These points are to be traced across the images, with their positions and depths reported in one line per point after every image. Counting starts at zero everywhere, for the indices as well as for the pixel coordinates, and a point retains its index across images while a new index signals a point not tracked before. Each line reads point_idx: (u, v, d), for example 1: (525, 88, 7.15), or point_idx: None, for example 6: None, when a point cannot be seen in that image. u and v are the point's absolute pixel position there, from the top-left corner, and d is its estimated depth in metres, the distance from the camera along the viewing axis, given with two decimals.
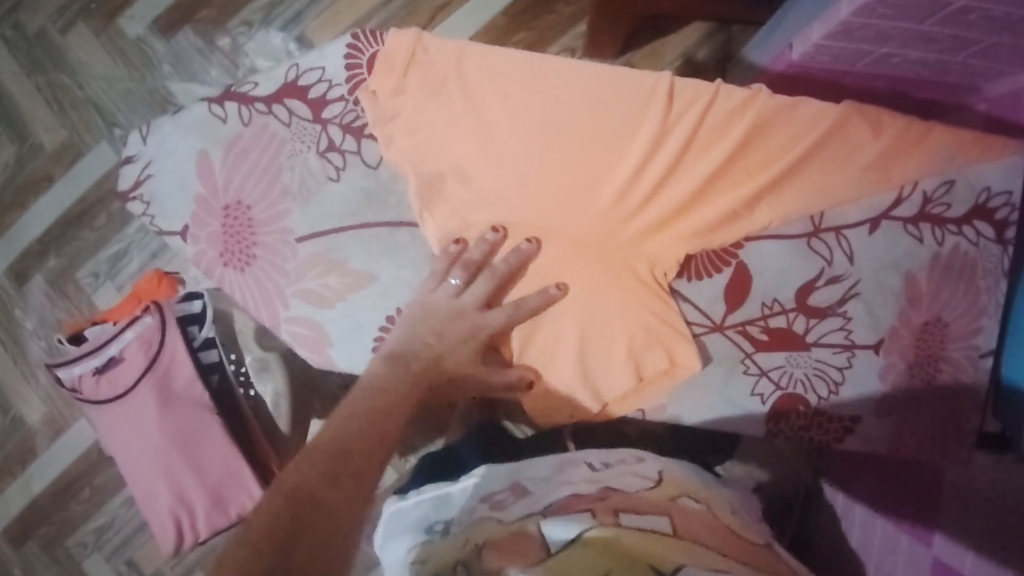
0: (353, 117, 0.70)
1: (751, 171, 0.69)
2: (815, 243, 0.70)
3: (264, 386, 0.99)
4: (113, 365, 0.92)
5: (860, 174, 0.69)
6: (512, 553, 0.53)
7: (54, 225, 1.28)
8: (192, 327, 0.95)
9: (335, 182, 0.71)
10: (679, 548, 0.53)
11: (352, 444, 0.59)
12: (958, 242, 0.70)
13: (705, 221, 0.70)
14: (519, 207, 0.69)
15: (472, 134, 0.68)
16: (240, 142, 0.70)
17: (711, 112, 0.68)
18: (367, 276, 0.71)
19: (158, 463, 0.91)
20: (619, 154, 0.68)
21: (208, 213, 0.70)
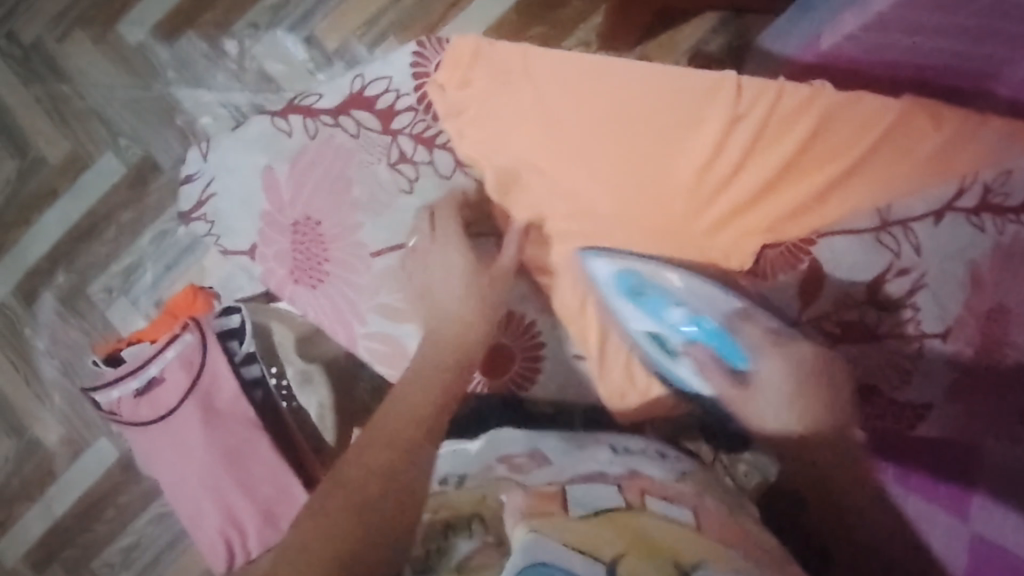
0: (422, 127, 0.82)
1: (820, 162, 0.70)
2: (883, 236, 0.72)
3: (308, 399, 0.95)
4: (153, 386, 0.90)
5: (925, 167, 0.69)
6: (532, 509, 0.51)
7: (62, 242, 1.24)
8: (232, 342, 0.94)
9: (406, 194, 0.80)
10: (707, 551, 0.47)
11: (392, 426, 0.59)
12: (1018, 231, 0.68)
13: (773, 213, 0.72)
14: (590, 194, 0.73)
15: (544, 131, 0.73)
16: (307, 155, 0.81)
17: (778, 104, 0.69)
18: None
19: (205, 482, 0.89)
20: (687, 149, 0.71)
21: (279, 231, 0.80)
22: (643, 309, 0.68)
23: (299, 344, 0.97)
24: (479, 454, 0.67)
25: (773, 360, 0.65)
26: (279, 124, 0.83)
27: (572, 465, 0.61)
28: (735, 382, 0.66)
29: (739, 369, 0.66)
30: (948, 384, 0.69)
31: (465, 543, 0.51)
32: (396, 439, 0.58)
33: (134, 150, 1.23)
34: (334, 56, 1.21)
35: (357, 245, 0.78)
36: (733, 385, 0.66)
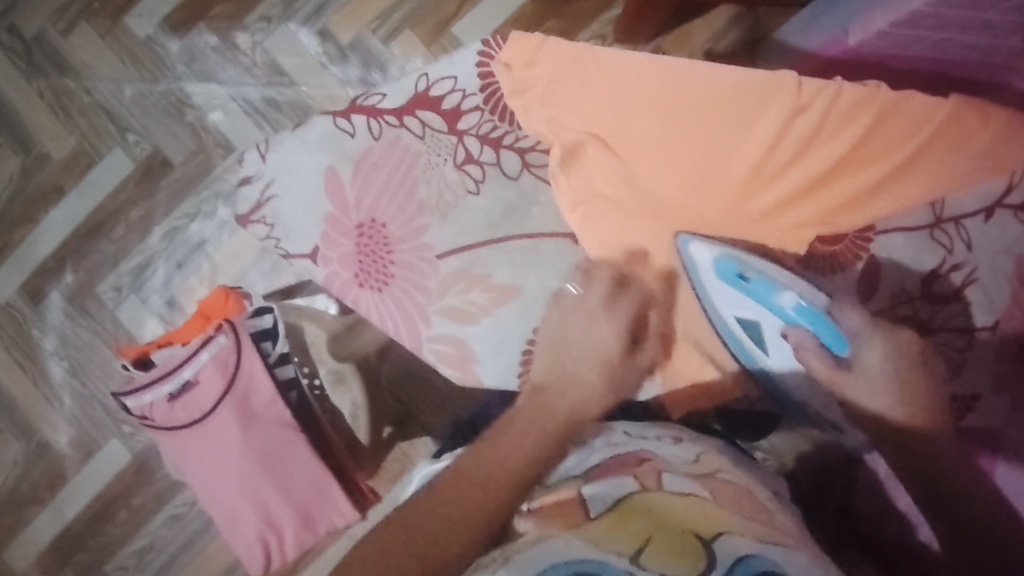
0: (490, 127, 0.75)
1: (873, 157, 0.69)
2: (937, 232, 0.70)
3: (341, 398, 0.97)
4: (187, 390, 0.88)
5: (987, 160, 0.69)
6: (551, 519, 0.50)
7: (68, 239, 1.21)
8: (266, 343, 0.91)
9: (474, 195, 0.74)
10: (720, 517, 0.49)
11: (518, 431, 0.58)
12: None
13: (830, 201, 0.71)
14: (651, 181, 0.70)
15: (600, 116, 0.70)
16: (372, 156, 0.74)
17: (839, 101, 0.67)
18: (513, 288, 0.71)
19: (243, 487, 0.88)
20: (748, 135, 0.68)
21: (342, 233, 0.72)
22: (748, 295, 0.63)
23: (330, 344, 0.97)
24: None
25: (877, 345, 0.60)
26: (341, 125, 0.74)
27: (590, 459, 0.57)
28: (838, 369, 0.60)
29: (841, 358, 0.60)
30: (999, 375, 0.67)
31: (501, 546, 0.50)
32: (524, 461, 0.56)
33: (143, 146, 1.20)
34: (349, 51, 1.18)
35: (422, 247, 0.72)
36: (833, 373, 0.60)
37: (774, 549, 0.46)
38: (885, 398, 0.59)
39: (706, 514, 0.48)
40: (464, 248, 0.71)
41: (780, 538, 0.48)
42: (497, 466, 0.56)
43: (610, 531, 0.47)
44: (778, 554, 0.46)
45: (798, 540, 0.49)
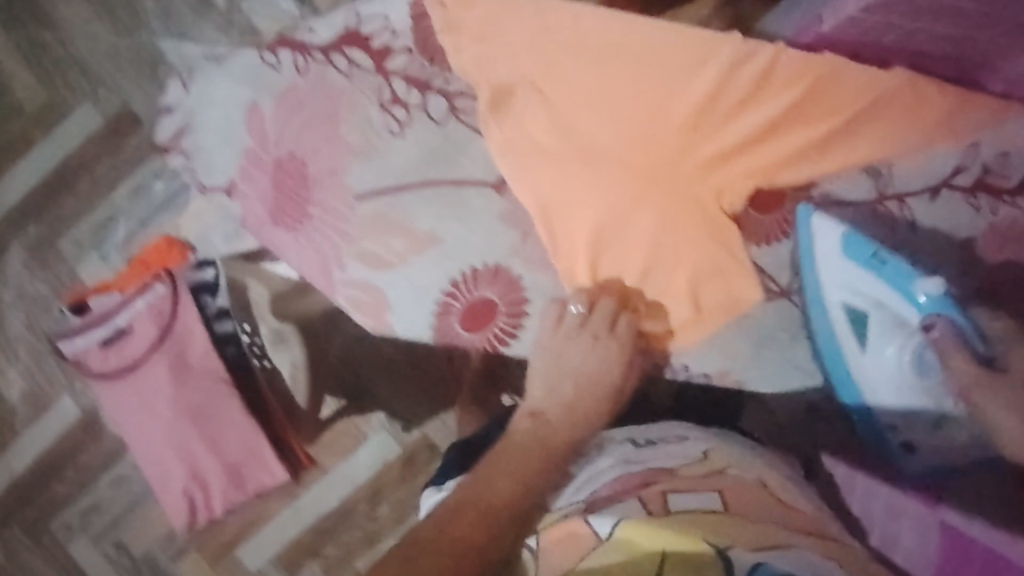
0: (418, 69, 0.70)
1: (821, 115, 0.65)
2: (879, 210, 0.69)
3: (281, 357, 0.96)
4: (120, 338, 0.86)
5: (924, 128, 0.67)
6: (564, 551, 0.50)
7: (33, 191, 1.20)
8: (206, 297, 0.88)
9: (398, 137, 0.69)
10: (737, 538, 0.47)
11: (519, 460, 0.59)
12: (1013, 215, 0.67)
13: (771, 161, 0.67)
14: (586, 129, 0.65)
15: (536, 56, 0.65)
16: (296, 93, 0.70)
17: (786, 55, 0.63)
18: (432, 238, 0.69)
19: (171, 440, 0.87)
20: (686, 88, 0.64)
21: (258, 167, 0.70)
22: (883, 280, 0.66)
23: (273, 304, 0.94)
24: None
25: (994, 361, 0.61)
26: (267, 59, 0.72)
27: (595, 474, 0.59)
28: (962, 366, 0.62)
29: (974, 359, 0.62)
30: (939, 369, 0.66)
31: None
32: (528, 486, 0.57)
33: (113, 101, 1.18)
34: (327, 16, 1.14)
35: (344, 189, 0.68)
36: (975, 373, 0.61)
37: (796, 561, 0.44)
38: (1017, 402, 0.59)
39: (719, 535, 0.47)
40: (381, 191, 0.68)
41: (801, 540, 0.49)
42: (506, 475, 0.57)
43: (624, 567, 0.45)
44: (801, 565, 0.44)
45: (819, 541, 0.50)
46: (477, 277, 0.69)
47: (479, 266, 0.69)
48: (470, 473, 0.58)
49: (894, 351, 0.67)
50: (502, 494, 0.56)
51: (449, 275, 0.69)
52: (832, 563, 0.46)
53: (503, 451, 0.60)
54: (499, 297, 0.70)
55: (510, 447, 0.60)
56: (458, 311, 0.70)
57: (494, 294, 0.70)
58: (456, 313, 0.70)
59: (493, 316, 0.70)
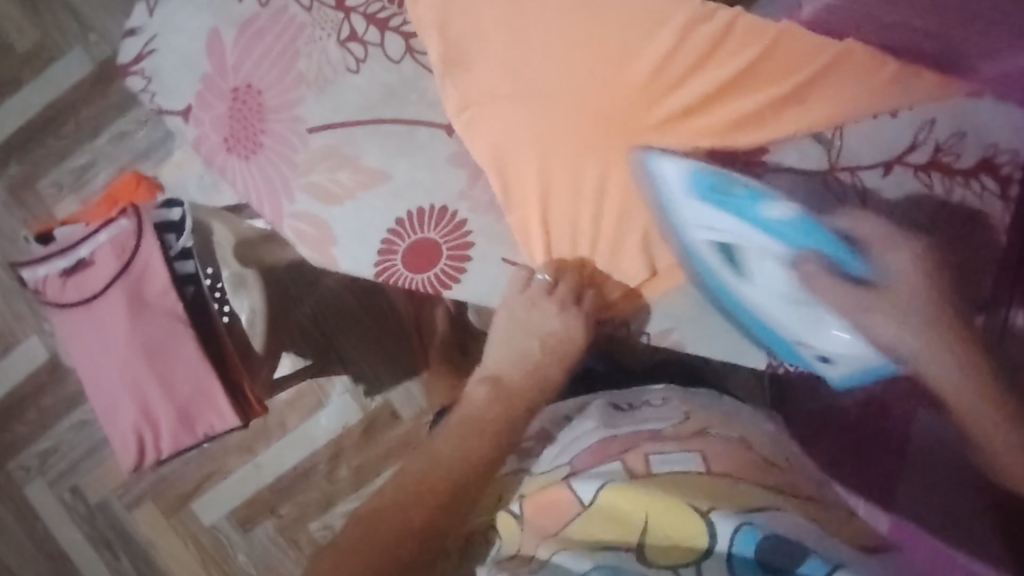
0: (378, 8, 0.70)
1: (774, 78, 0.66)
2: (830, 180, 0.66)
3: (240, 301, 0.96)
4: (82, 268, 0.88)
5: (876, 97, 0.68)
6: (552, 514, 0.59)
7: (18, 131, 1.21)
8: (169, 236, 0.89)
9: (353, 74, 0.69)
10: (717, 496, 0.54)
11: (467, 449, 0.66)
12: (965, 195, 0.67)
13: (727, 118, 0.67)
14: (542, 81, 0.66)
15: (498, 6, 0.66)
16: (257, 23, 0.69)
17: (740, 19, 0.65)
18: (381, 175, 0.69)
19: (124, 375, 0.87)
20: (646, 43, 0.65)
21: (216, 95, 0.69)
22: (727, 211, 0.61)
23: (237, 248, 0.96)
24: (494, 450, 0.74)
25: (898, 257, 0.59)
26: None
27: (581, 437, 0.68)
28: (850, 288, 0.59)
29: (856, 276, 0.59)
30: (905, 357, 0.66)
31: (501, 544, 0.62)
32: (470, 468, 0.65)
33: (103, 48, 1.19)
34: None
35: (296, 120, 0.69)
36: (856, 292, 0.59)
37: (774, 517, 0.51)
38: (910, 319, 0.59)
39: (699, 495, 0.54)
40: (333, 126, 0.68)
41: (781, 500, 0.55)
42: (455, 457, 0.65)
43: (613, 529, 0.53)
44: (780, 519, 0.51)
45: (794, 498, 0.56)
46: (423, 217, 0.70)
47: (425, 208, 0.70)
48: (435, 441, 0.68)
49: (771, 278, 0.62)
50: (456, 467, 0.64)
51: (396, 215, 0.70)
52: (811, 525, 0.52)
53: (453, 425, 0.69)
54: (442, 240, 0.70)
55: (459, 428, 0.68)
56: (402, 252, 0.70)
57: (438, 236, 0.70)
58: (399, 255, 0.70)
59: (437, 258, 0.71)
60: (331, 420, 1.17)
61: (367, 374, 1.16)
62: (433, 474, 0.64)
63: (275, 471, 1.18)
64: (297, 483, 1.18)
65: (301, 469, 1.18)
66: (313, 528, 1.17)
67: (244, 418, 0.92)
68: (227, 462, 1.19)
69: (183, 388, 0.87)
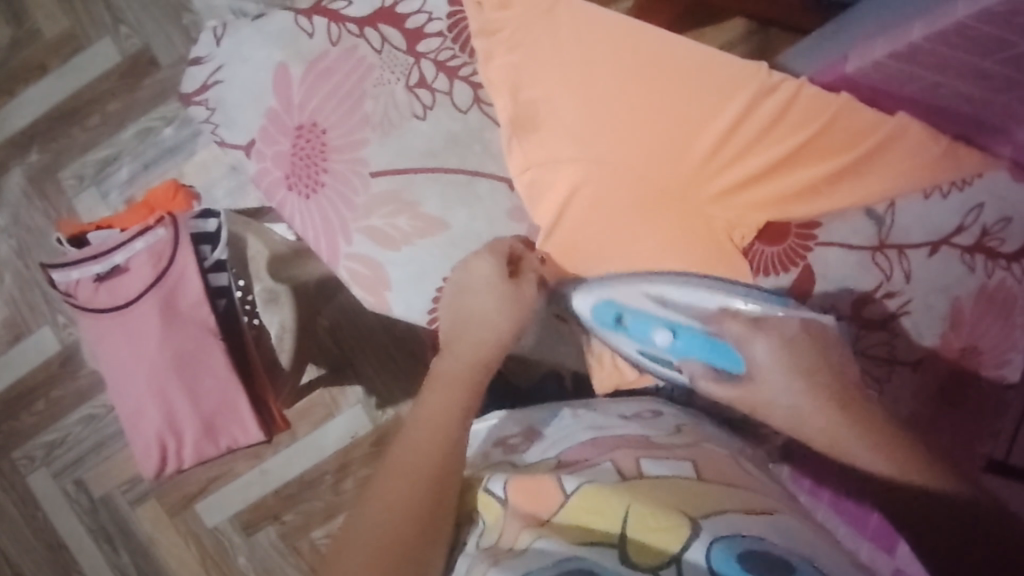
0: (448, 55, 0.74)
1: (833, 149, 0.68)
2: (878, 256, 0.71)
3: (270, 317, 1.02)
4: (117, 275, 0.86)
5: (929, 172, 0.69)
6: (533, 505, 0.54)
7: (42, 119, 1.19)
8: (205, 247, 0.89)
9: (420, 120, 0.73)
10: (706, 500, 0.51)
11: (418, 462, 0.57)
12: (1004, 277, 0.69)
13: (784, 189, 0.69)
14: (606, 147, 0.67)
15: (569, 73, 0.67)
16: (325, 61, 0.74)
17: (805, 89, 0.65)
18: (439, 223, 0.72)
19: (151, 381, 0.87)
20: (711, 116, 0.66)
21: (281, 131, 0.73)
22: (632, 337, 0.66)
23: (271, 263, 0.96)
24: (475, 447, 0.71)
25: (757, 346, 0.59)
26: (301, 24, 0.74)
27: (570, 437, 0.65)
28: (730, 384, 0.63)
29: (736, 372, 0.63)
30: (918, 408, 0.70)
31: (476, 539, 0.56)
32: (427, 475, 0.56)
33: (134, 40, 1.16)
34: None
35: (358, 161, 0.72)
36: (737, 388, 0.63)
37: (766, 524, 0.49)
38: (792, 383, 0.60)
39: (694, 500, 0.51)
40: (397, 171, 0.71)
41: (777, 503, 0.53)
42: (395, 508, 0.55)
43: (596, 522, 0.50)
44: (769, 527, 0.49)
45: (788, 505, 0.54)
46: None
47: None
48: (385, 471, 0.59)
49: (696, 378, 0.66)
50: (404, 517, 0.54)
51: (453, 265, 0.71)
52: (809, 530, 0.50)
53: (393, 462, 0.59)
54: None
55: (397, 467, 0.58)
56: None
57: None
58: None
59: None
60: (340, 430, 1.13)
61: (380, 391, 1.12)
62: (395, 498, 0.55)
63: (282, 478, 1.16)
64: (302, 491, 1.15)
65: (307, 478, 1.15)
66: (315, 536, 1.14)
67: (266, 432, 0.93)
68: (234, 465, 1.17)
69: (210, 399, 0.88)
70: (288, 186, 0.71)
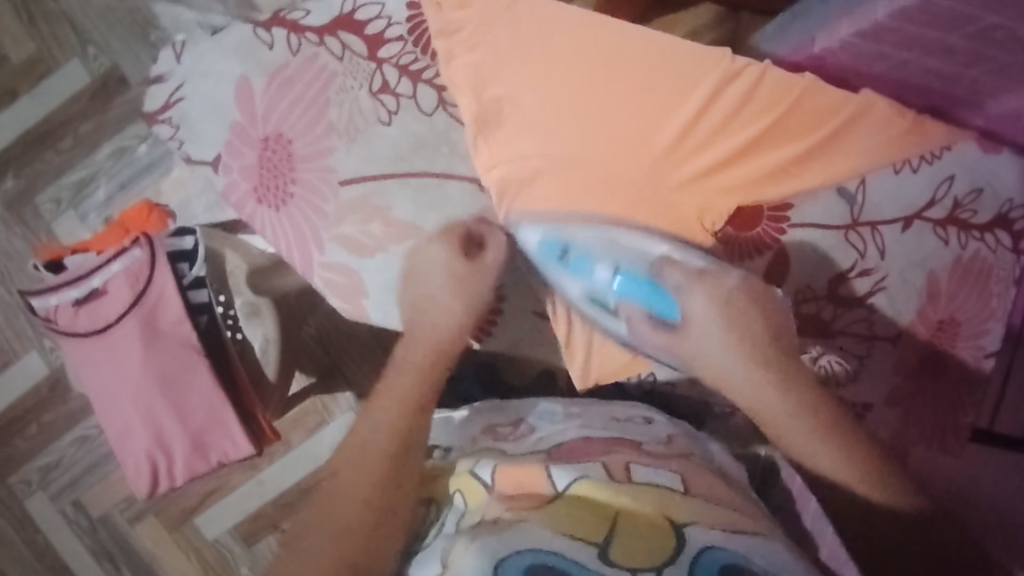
0: (409, 59, 0.74)
1: (798, 131, 0.68)
2: (851, 235, 0.71)
3: (253, 331, 0.95)
4: (94, 299, 0.87)
5: (895, 146, 0.70)
6: (521, 495, 0.52)
7: (15, 144, 1.18)
8: (182, 264, 0.89)
9: (385, 125, 0.73)
10: (697, 513, 0.50)
11: (379, 452, 0.58)
12: (978, 248, 0.71)
13: (754, 172, 0.69)
14: (573, 142, 0.67)
15: (530, 71, 0.67)
16: (286, 71, 0.74)
17: (769, 74, 0.66)
18: (412, 226, 0.72)
19: (137, 401, 0.87)
20: (677, 101, 0.67)
21: (246, 142, 0.73)
22: (571, 272, 0.69)
23: (250, 276, 0.96)
24: (458, 432, 0.70)
25: (696, 295, 0.61)
26: (261, 35, 0.75)
27: (554, 432, 0.64)
28: (662, 331, 0.64)
29: (671, 321, 0.63)
30: (898, 380, 0.71)
31: (458, 519, 0.55)
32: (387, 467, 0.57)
33: (103, 61, 1.16)
34: None
35: (328, 170, 0.72)
36: (663, 336, 0.63)
37: (745, 541, 0.48)
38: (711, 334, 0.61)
39: (686, 510, 0.50)
40: (368, 177, 0.72)
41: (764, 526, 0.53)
42: (352, 511, 0.55)
43: (582, 523, 0.47)
44: (752, 547, 0.47)
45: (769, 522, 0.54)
46: None
47: None
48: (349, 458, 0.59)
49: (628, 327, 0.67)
50: (359, 520, 0.55)
51: None
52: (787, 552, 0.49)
53: (359, 447, 0.59)
54: None
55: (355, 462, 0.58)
56: None
57: None
58: None
59: None
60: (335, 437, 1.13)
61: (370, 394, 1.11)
62: (358, 487, 0.56)
63: (279, 486, 1.16)
64: (299, 498, 1.15)
65: (304, 486, 1.15)
66: None
67: (256, 446, 0.92)
68: (230, 477, 1.17)
69: (198, 415, 0.88)
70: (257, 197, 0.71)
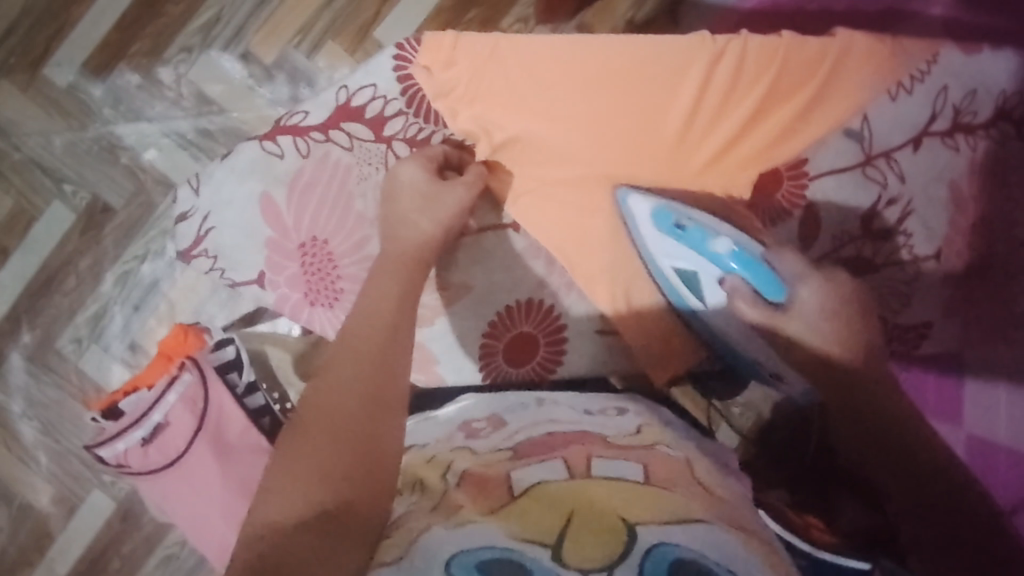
0: (415, 130, 0.81)
1: (794, 88, 0.71)
2: (869, 169, 0.73)
3: None
4: (159, 433, 0.87)
5: (884, 74, 0.72)
6: (478, 493, 0.49)
7: None
8: (232, 374, 0.91)
9: None
10: (653, 505, 0.47)
11: (327, 441, 0.54)
12: (987, 146, 0.73)
13: (769, 137, 0.71)
14: (590, 157, 0.70)
15: (528, 100, 0.71)
16: (304, 175, 0.80)
17: (750, 43, 0.70)
18: (463, 287, 0.79)
19: (229, 515, 0.84)
20: (676, 90, 0.70)
21: (286, 255, 0.80)
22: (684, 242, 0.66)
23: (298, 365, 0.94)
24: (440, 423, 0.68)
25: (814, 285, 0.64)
26: (269, 148, 0.81)
27: (527, 428, 0.61)
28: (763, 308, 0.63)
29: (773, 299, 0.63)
30: (951, 290, 0.73)
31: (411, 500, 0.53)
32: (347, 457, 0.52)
33: None
34: (276, 69, 0.95)
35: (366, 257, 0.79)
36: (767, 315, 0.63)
37: (698, 537, 0.45)
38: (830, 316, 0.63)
39: (642, 506, 0.47)
40: None
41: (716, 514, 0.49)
42: (328, 435, 0.54)
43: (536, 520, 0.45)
44: (705, 539, 0.44)
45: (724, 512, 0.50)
46: (513, 314, 0.79)
47: (514, 304, 0.79)
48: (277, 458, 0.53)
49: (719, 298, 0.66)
50: (347, 441, 0.54)
51: (488, 319, 0.79)
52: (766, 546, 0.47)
53: (304, 434, 0.54)
54: (537, 331, 0.79)
55: (307, 437, 0.54)
56: (503, 350, 0.79)
57: (532, 328, 0.79)
58: (501, 353, 0.79)
59: (534, 352, 0.79)
60: None
61: None
62: (301, 479, 0.50)
63: None
64: None
65: None
66: None
67: None
68: None
69: None
70: (309, 301, 0.78)
